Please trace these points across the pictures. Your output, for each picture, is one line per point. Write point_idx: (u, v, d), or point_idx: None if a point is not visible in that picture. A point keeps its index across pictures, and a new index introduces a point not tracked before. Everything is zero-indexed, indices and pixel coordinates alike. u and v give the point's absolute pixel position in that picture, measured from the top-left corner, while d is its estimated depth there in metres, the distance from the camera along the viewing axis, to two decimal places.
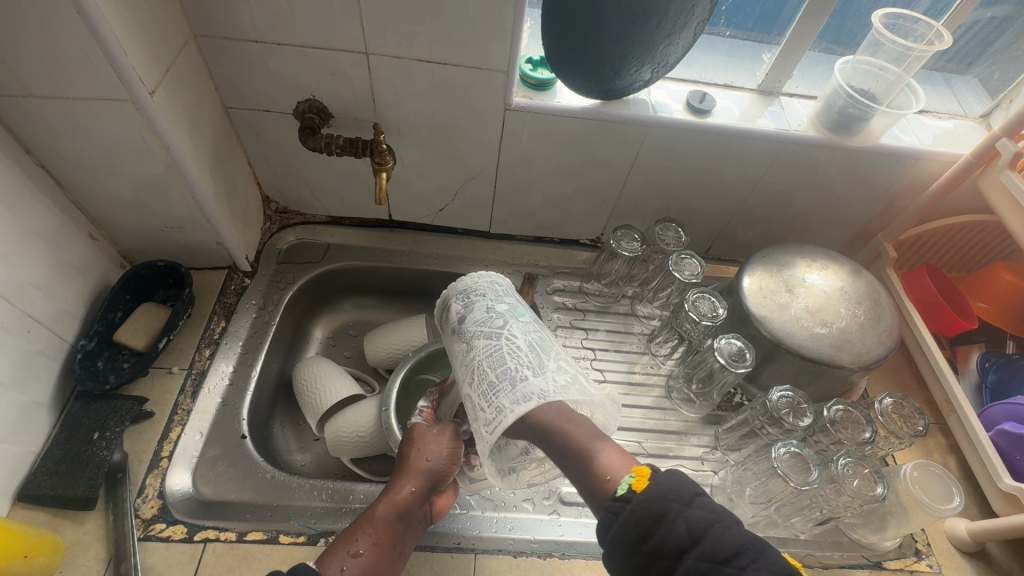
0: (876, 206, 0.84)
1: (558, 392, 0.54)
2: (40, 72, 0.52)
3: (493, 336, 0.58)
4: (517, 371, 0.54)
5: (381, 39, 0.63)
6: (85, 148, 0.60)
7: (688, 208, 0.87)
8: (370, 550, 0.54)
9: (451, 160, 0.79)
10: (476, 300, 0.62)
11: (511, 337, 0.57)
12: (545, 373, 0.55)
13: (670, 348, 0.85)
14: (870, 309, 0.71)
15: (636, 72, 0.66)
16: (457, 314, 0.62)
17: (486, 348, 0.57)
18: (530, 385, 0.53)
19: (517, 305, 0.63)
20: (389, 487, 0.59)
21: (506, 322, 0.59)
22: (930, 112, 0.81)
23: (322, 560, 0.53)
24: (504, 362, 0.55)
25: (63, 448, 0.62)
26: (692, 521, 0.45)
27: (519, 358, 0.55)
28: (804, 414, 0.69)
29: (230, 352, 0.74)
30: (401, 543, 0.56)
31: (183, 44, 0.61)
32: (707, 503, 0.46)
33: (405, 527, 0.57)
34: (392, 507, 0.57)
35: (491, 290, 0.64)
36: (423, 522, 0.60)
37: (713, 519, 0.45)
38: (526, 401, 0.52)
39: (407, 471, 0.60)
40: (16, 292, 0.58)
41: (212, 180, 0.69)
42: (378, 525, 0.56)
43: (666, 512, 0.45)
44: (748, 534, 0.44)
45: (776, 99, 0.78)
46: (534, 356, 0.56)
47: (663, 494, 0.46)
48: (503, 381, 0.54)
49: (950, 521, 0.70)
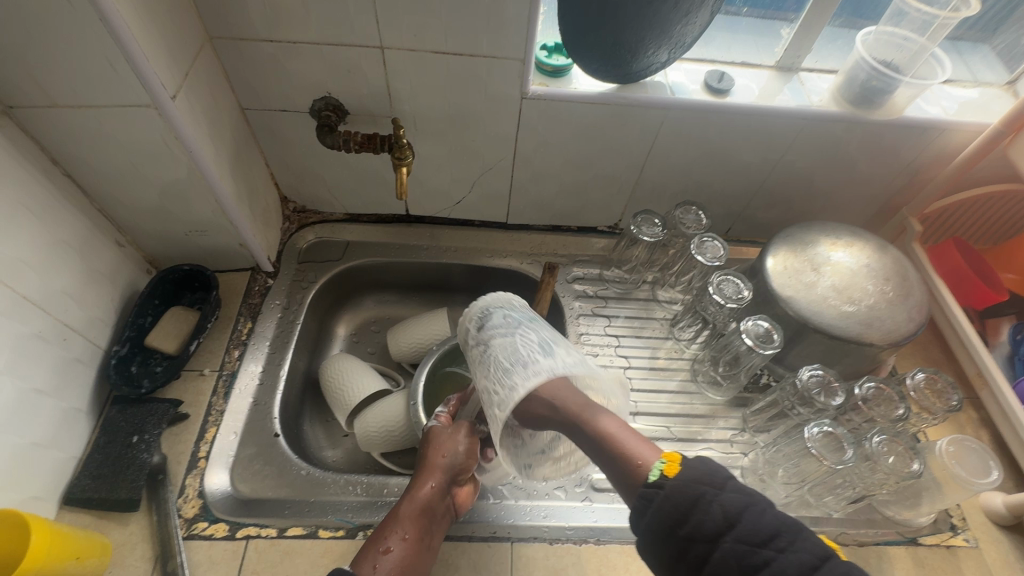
0: (900, 178, 0.83)
1: (568, 367, 0.54)
2: (64, 81, 0.52)
3: (508, 332, 0.59)
4: (528, 356, 0.56)
5: (396, 32, 0.62)
6: (109, 155, 0.60)
7: (706, 191, 0.86)
8: (400, 545, 0.55)
9: (468, 151, 0.78)
10: (494, 310, 0.63)
11: (525, 332, 0.59)
12: (556, 355, 0.56)
13: (694, 332, 0.84)
14: (899, 285, 0.70)
15: (653, 54, 0.65)
16: (477, 324, 0.63)
17: (501, 343, 0.58)
18: (539, 364, 0.55)
19: (533, 312, 0.64)
20: (412, 486, 0.61)
21: (520, 321, 0.61)
22: (955, 81, 0.79)
23: (357, 563, 0.55)
24: (516, 350, 0.57)
25: (105, 452, 0.63)
26: (727, 504, 0.45)
27: (531, 346, 0.57)
28: (835, 393, 0.68)
29: (258, 352, 0.75)
30: (430, 536, 0.58)
31: (200, 47, 0.61)
32: (740, 486, 0.46)
33: (430, 521, 0.58)
34: (416, 504, 0.58)
35: (506, 302, 0.65)
36: (450, 516, 0.61)
37: (747, 502, 0.45)
38: (535, 376, 0.53)
39: (427, 469, 0.61)
40: (50, 301, 0.59)
41: (232, 181, 0.70)
42: (404, 523, 0.57)
43: (700, 496, 0.46)
44: (783, 517, 0.44)
45: (795, 75, 0.77)
46: (548, 344, 0.58)
47: (697, 478, 0.47)
48: (515, 364, 0.55)
49: (985, 495, 0.70)
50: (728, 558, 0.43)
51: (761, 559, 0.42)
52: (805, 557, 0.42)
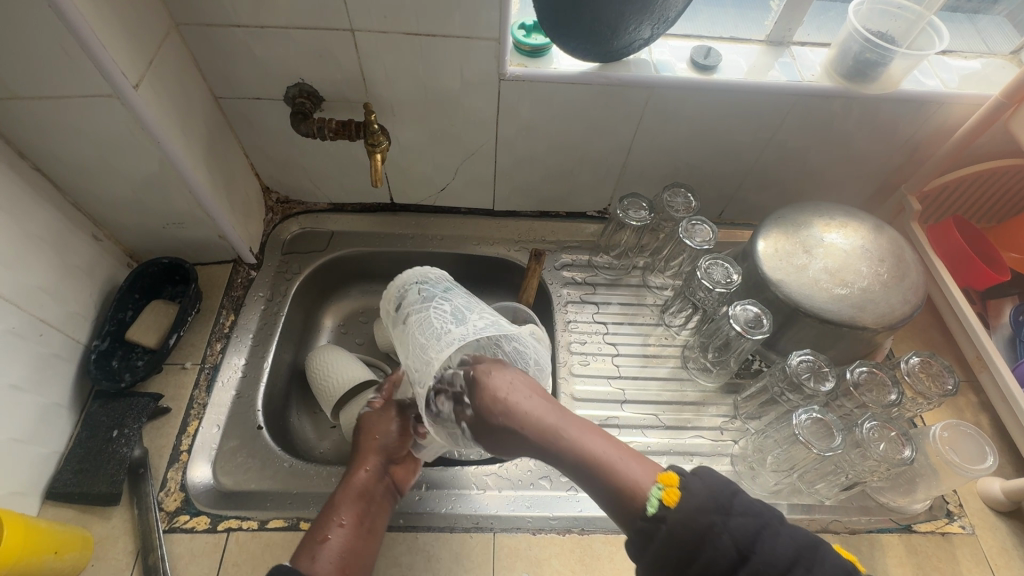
0: (899, 155, 0.80)
1: (477, 331, 0.55)
2: (23, 73, 0.51)
3: (418, 305, 0.58)
4: (439, 327, 0.55)
5: (366, 15, 0.60)
6: (76, 149, 0.59)
7: (697, 172, 0.83)
8: (338, 532, 0.54)
9: (449, 137, 0.76)
10: (409, 285, 0.61)
11: (438, 302, 0.58)
12: (466, 320, 0.56)
13: (685, 318, 0.83)
14: (894, 267, 0.67)
15: (635, 30, 0.62)
16: (393, 297, 0.62)
17: (416, 318, 0.58)
18: (452, 333, 0.54)
19: (449, 279, 0.63)
20: (347, 473, 0.60)
21: (434, 292, 0.59)
22: (955, 52, 0.75)
23: (296, 557, 0.52)
24: (429, 323, 0.56)
25: (86, 446, 0.63)
26: (737, 533, 0.42)
27: (443, 316, 0.56)
28: (826, 378, 0.66)
29: (241, 345, 0.74)
30: (370, 520, 0.56)
31: (164, 34, 0.59)
32: (747, 507, 0.43)
33: (369, 504, 0.57)
34: (352, 489, 0.57)
35: (422, 272, 0.63)
36: (391, 498, 0.60)
37: (759, 527, 0.42)
38: (448, 347, 0.53)
39: (360, 454, 0.60)
40: (25, 297, 0.58)
41: (207, 172, 0.68)
42: (341, 510, 0.56)
43: (709, 527, 0.42)
44: (798, 539, 0.42)
45: (786, 49, 0.74)
46: (461, 311, 0.57)
47: (700, 508, 0.43)
48: (429, 339, 0.55)
49: (983, 481, 0.68)
50: None
51: None
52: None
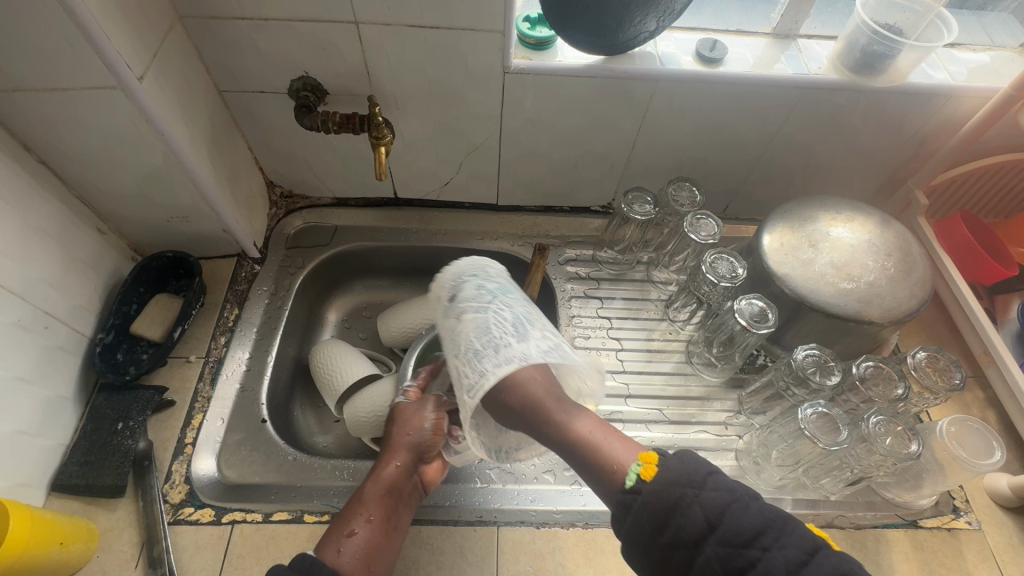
0: (906, 149, 0.79)
1: (539, 354, 0.55)
2: (27, 65, 0.51)
3: (480, 307, 0.59)
4: (499, 338, 0.56)
5: (370, 7, 0.60)
6: (81, 141, 0.59)
7: (702, 166, 0.83)
8: (364, 528, 0.54)
9: (453, 131, 0.76)
10: (467, 277, 0.63)
11: (499, 310, 0.59)
12: (528, 339, 0.56)
13: (689, 313, 0.82)
14: (901, 261, 0.67)
15: (639, 22, 0.61)
16: (448, 289, 0.63)
17: (474, 318, 0.58)
18: (512, 350, 0.55)
19: (507, 283, 0.64)
20: (377, 466, 0.60)
21: (495, 298, 0.60)
22: (963, 45, 0.75)
23: (321, 548, 0.53)
24: (489, 332, 0.56)
25: (91, 439, 0.63)
26: (707, 504, 0.43)
27: (504, 328, 0.57)
28: (832, 372, 0.66)
29: (245, 338, 0.75)
30: (396, 516, 0.56)
31: (169, 26, 0.59)
32: (720, 483, 0.44)
33: (397, 501, 0.57)
34: (380, 484, 0.58)
35: (480, 270, 0.64)
36: (418, 495, 0.60)
37: (730, 501, 0.43)
38: (507, 363, 0.53)
39: (392, 449, 0.61)
40: (29, 289, 0.59)
41: (211, 165, 0.68)
42: (368, 505, 0.56)
43: (679, 498, 0.44)
44: (766, 513, 0.43)
45: (793, 42, 0.73)
46: (522, 325, 0.58)
47: (674, 481, 0.45)
48: (487, 348, 0.55)
49: (990, 476, 0.68)
50: (712, 562, 0.42)
51: (745, 560, 0.41)
52: (789, 554, 0.40)
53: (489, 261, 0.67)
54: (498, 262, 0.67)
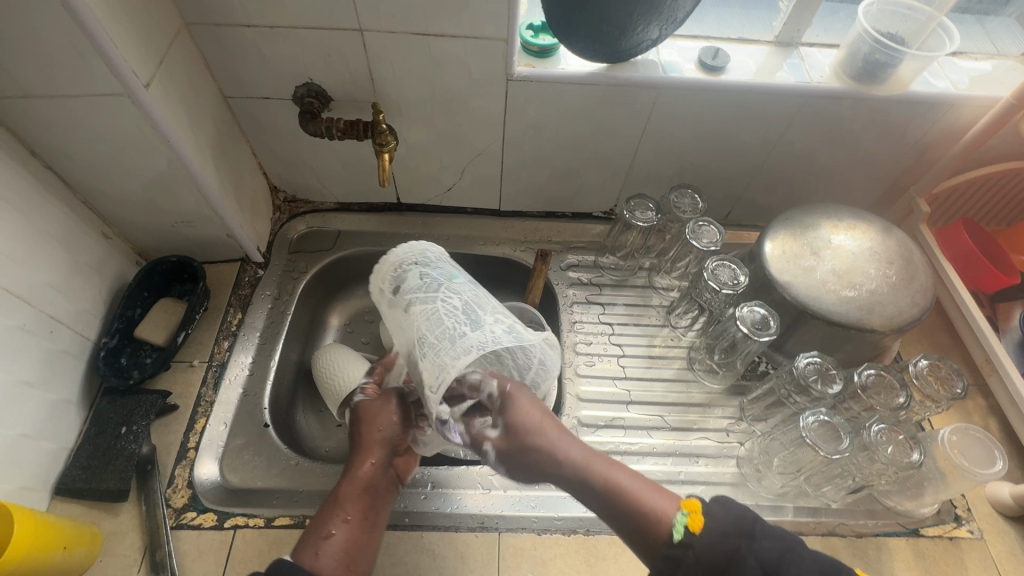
0: (908, 156, 0.79)
1: (496, 341, 0.52)
2: (35, 72, 0.51)
3: (426, 296, 0.54)
4: (453, 327, 0.52)
5: (375, 15, 0.61)
6: (87, 147, 0.60)
7: (704, 173, 0.83)
8: (343, 528, 0.52)
9: (456, 137, 0.77)
10: (409, 266, 0.58)
11: (446, 295, 0.55)
12: (482, 326, 0.53)
13: (690, 319, 0.82)
14: (903, 269, 0.67)
15: (642, 31, 0.62)
16: (389, 279, 0.58)
17: (421, 309, 0.54)
18: (468, 339, 0.51)
19: (450, 268, 0.60)
20: (350, 464, 0.57)
21: (440, 285, 0.55)
22: (965, 53, 0.75)
23: (297, 552, 0.51)
24: (440, 322, 0.52)
25: (94, 443, 0.64)
26: (762, 555, 0.43)
27: (455, 315, 0.53)
28: (833, 380, 0.66)
29: (248, 343, 0.75)
30: (374, 512, 0.55)
31: (175, 34, 0.60)
32: (769, 531, 0.44)
33: (374, 497, 0.56)
34: (356, 483, 0.56)
35: (421, 256, 0.59)
36: (392, 490, 0.59)
37: (783, 550, 0.43)
38: (466, 354, 0.50)
39: (366, 445, 0.58)
40: (35, 294, 0.59)
41: (216, 171, 0.69)
42: (345, 504, 0.54)
43: (735, 552, 0.44)
44: (821, 562, 0.43)
45: (795, 50, 0.74)
46: (474, 309, 0.55)
47: (726, 533, 0.44)
48: (442, 339, 0.51)
49: (992, 485, 0.68)
50: None
51: None
52: None
53: (431, 245, 0.62)
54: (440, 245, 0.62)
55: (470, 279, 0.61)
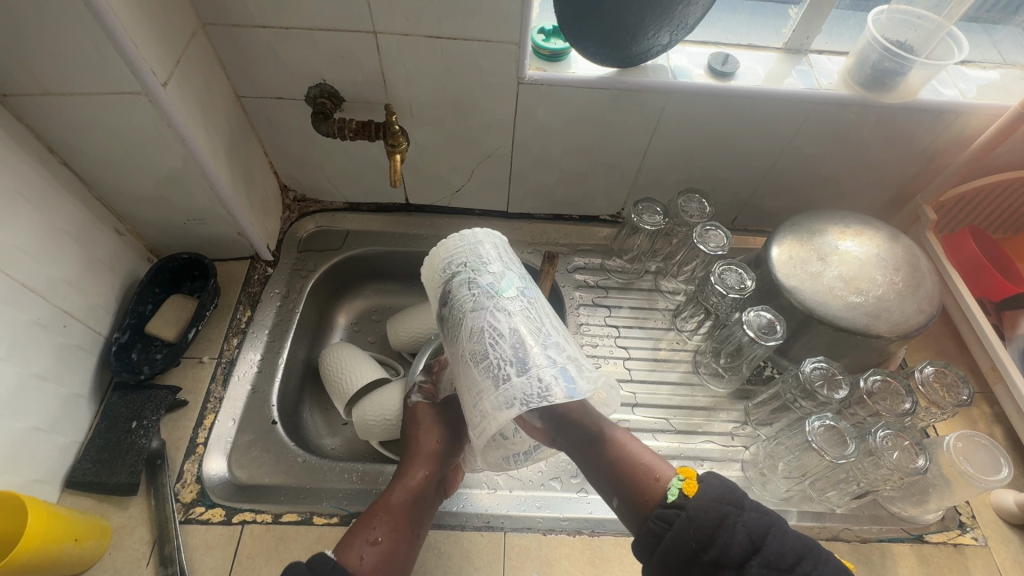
0: (915, 164, 0.80)
1: (542, 393, 0.50)
2: (56, 70, 0.52)
3: (473, 322, 0.54)
4: (497, 368, 0.51)
5: (389, 17, 0.61)
6: (103, 144, 0.61)
7: (711, 178, 0.84)
8: (388, 536, 0.55)
9: (466, 139, 0.77)
10: (460, 274, 0.58)
11: (492, 322, 0.53)
12: (529, 370, 0.51)
13: (696, 323, 0.83)
14: (909, 276, 0.67)
15: (653, 36, 0.62)
16: (442, 288, 0.59)
17: (468, 336, 0.54)
18: (511, 387, 0.50)
19: (505, 281, 0.57)
20: (402, 473, 0.60)
21: (489, 309, 0.54)
22: (973, 62, 0.75)
23: (341, 551, 0.54)
24: (485, 358, 0.52)
25: (105, 437, 0.64)
26: (750, 525, 0.48)
27: (501, 352, 0.52)
28: (839, 385, 0.67)
29: (257, 340, 0.75)
30: (418, 525, 0.57)
31: (192, 34, 0.61)
32: (757, 505, 0.49)
33: (421, 509, 0.58)
34: (407, 493, 0.58)
35: (475, 263, 0.58)
36: (439, 499, 0.62)
37: (769, 524, 0.48)
38: (507, 404, 0.50)
39: (419, 456, 0.61)
40: (50, 288, 0.60)
41: (229, 169, 0.70)
42: (394, 512, 0.56)
43: (725, 516, 0.48)
44: (803, 538, 0.48)
45: (804, 56, 0.74)
46: (524, 345, 0.52)
47: (718, 499, 0.49)
48: (487, 379, 0.52)
49: (997, 492, 0.68)
50: None
51: None
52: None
53: (485, 238, 0.61)
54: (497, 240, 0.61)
55: (527, 287, 0.58)
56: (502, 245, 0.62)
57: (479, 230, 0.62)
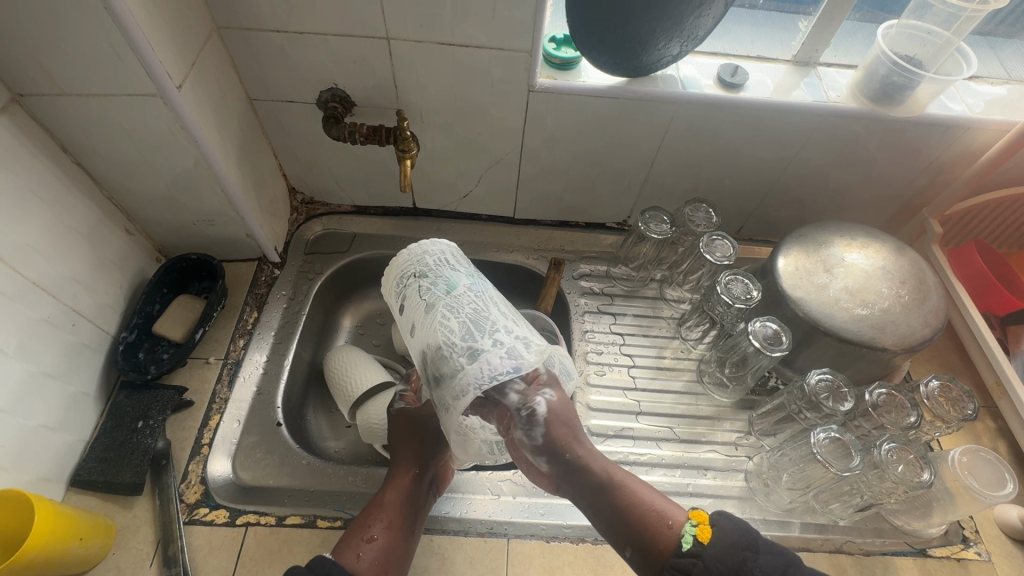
0: (922, 178, 0.80)
1: (494, 374, 0.50)
2: (73, 71, 0.52)
3: (424, 319, 0.54)
4: (450, 357, 0.51)
5: (403, 24, 0.62)
6: (117, 145, 0.61)
7: (718, 188, 0.84)
8: (384, 533, 0.55)
9: (475, 145, 0.78)
10: (410, 280, 0.58)
11: (441, 314, 0.53)
12: (477, 354, 0.51)
13: (701, 332, 0.83)
14: (915, 289, 0.67)
15: (664, 46, 0.63)
16: (397, 299, 0.59)
17: (423, 335, 0.54)
18: (465, 375, 0.50)
19: (452, 276, 0.57)
20: (393, 472, 0.60)
21: (436, 306, 0.54)
22: (981, 78, 0.76)
23: (340, 551, 0.54)
24: (438, 354, 0.52)
25: (110, 436, 0.64)
26: (767, 568, 0.47)
27: (451, 345, 0.51)
28: (844, 398, 0.66)
29: (263, 342, 0.76)
30: (413, 522, 0.57)
31: (207, 37, 0.61)
32: (772, 546, 0.48)
33: (414, 507, 0.58)
34: (399, 491, 0.58)
35: (422, 266, 0.58)
36: (433, 494, 0.62)
37: (786, 566, 0.47)
38: (463, 393, 0.50)
39: (408, 454, 0.61)
40: (60, 287, 0.60)
41: (239, 171, 0.70)
42: (388, 510, 0.57)
43: (742, 562, 0.47)
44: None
45: (812, 69, 0.75)
46: (473, 331, 0.52)
47: (734, 544, 0.48)
48: (442, 373, 0.51)
49: (1000, 508, 0.68)
50: None
51: None
52: None
53: (433, 247, 0.61)
54: (447, 245, 0.61)
55: (477, 278, 0.58)
56: (455, 249, 0.62)
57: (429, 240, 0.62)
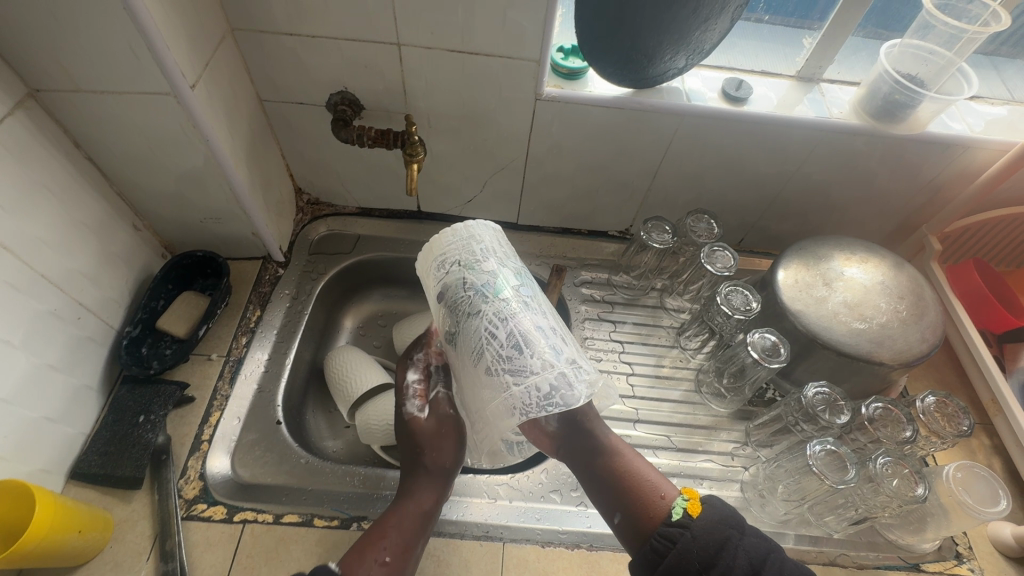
0: (922, 195, 0.81)
1: (541, 400, 0.51)
2: (89, 69, 0.53)
3: (469, 323, 0.55)
4: (497, 371, 0.52)
5: (413, 31, 0.63)
6: (129, 142, 0.62)
7: (720, 199, 0.85)
8: (397, 554, 0.55)
9: (481, 150, 0.79)
10: (454, 270, 0.58)
11: (488, 322, 0.54)
12: (525, 376, 0.51)
13: (700, 342, 0.83)
14: (913, 304, 0.68)
15: (670, 59, 0.64)
16: (438, 289, 0.59)
17: (467, 339, 0.55)
18: (510, 395, 0.51)
19: (499, 277, 0.57)
20: (410, 490, 0.60)
21: (482, 309, 0.54)
22: (982, 98, 0.77)
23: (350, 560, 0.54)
24: (484, 363, 0.53)
25: (111, 429, 0.65)
26: (750, 549, 0.49)
27: (497, 358, 0.53)
28: (841, 411, 0.67)
29: (265, 340, 0.76)
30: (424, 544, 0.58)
31: (221, 38, 0.62)
32: (756, 533, 0.51)
33: (427, 529, 0.58)
34: (416, 512, 0.58)
35: (467, 259, 0.58)
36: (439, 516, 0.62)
37: (767, 551, 0.50)
38: (508, 413, 0.51)
39: (431, 477, 0.60)
40: (66, 279, 0.61)
41: (247, 170, 0.71)
42: (404, 530, 0.56)
43: (727, 538, 0.50)
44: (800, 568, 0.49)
45: (816, 85, 0.76)
46: (519, 346, 0.53)
47: (720, 521, 0.51)
48: (486, 383, 0.53)
49: (994, 524, 0.68)
50: None
51: None
52: None
53: (479, 232, 0.61)
54: (491, 237, 0.61)
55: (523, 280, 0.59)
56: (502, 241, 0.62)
57: (471, 227, 0.61)
